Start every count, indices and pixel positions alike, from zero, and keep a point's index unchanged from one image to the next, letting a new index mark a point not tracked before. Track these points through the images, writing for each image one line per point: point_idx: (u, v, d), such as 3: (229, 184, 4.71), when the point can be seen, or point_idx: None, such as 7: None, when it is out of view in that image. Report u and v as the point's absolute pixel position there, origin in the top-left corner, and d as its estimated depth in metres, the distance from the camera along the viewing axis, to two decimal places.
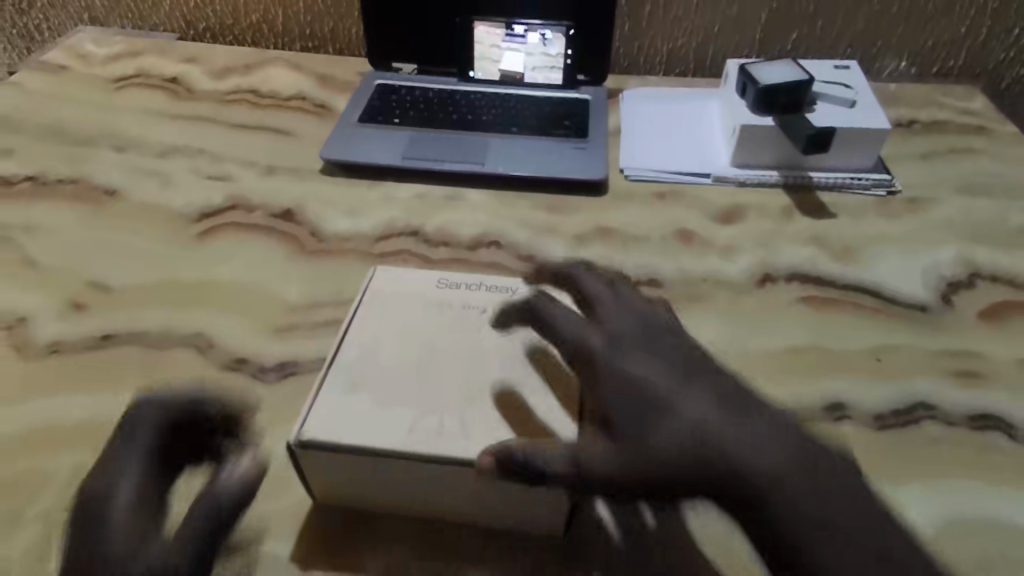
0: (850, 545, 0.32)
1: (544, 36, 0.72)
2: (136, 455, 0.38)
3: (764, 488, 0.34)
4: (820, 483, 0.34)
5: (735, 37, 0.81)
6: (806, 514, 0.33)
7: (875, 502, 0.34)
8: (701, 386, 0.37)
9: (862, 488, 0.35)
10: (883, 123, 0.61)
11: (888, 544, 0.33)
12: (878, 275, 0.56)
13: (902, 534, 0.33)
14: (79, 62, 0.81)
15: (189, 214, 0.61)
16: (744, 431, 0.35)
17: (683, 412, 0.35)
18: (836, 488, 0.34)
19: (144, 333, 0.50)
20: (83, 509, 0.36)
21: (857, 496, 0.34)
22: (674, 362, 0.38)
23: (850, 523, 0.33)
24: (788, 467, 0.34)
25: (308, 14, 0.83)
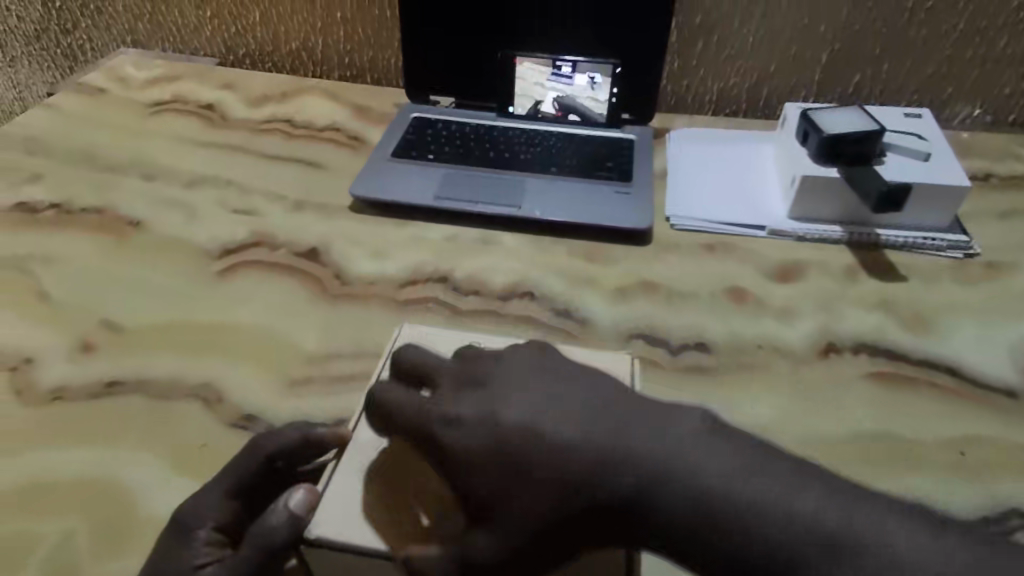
0: (768, 535, 0.31)
1: (592, 79, 0.69)
2: (196, 543, 0.37)
3: (653, 503, 0.32)
4: (716, 474, 0.32)
5: (792, 77, 0.76)
6: (713, 519, 0.31)
7: (780, 467, 0.32)
8: (558, 424, 0.33)
9: (755, 457, 0.33)
10: (963, 180, 0.56)
11: (804, 506, 0.31)
12: (956, 351, 0.50)
13: (817, 485, 0.32)
14: (117, 85, 0.80)
15: (212, 250, 0.58)
16: (616, 462, 0.32)
17: (543, 462, 0.33)
18: (744, 473, 0.32)
19: (152, 380, 0.47)
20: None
21: (758, 469, 0.32)
22: (524, 403, 0.34)
23: (769, 505, 0.31)
24: (672, 469, 0.32)
25: (347, 44, 0.81)
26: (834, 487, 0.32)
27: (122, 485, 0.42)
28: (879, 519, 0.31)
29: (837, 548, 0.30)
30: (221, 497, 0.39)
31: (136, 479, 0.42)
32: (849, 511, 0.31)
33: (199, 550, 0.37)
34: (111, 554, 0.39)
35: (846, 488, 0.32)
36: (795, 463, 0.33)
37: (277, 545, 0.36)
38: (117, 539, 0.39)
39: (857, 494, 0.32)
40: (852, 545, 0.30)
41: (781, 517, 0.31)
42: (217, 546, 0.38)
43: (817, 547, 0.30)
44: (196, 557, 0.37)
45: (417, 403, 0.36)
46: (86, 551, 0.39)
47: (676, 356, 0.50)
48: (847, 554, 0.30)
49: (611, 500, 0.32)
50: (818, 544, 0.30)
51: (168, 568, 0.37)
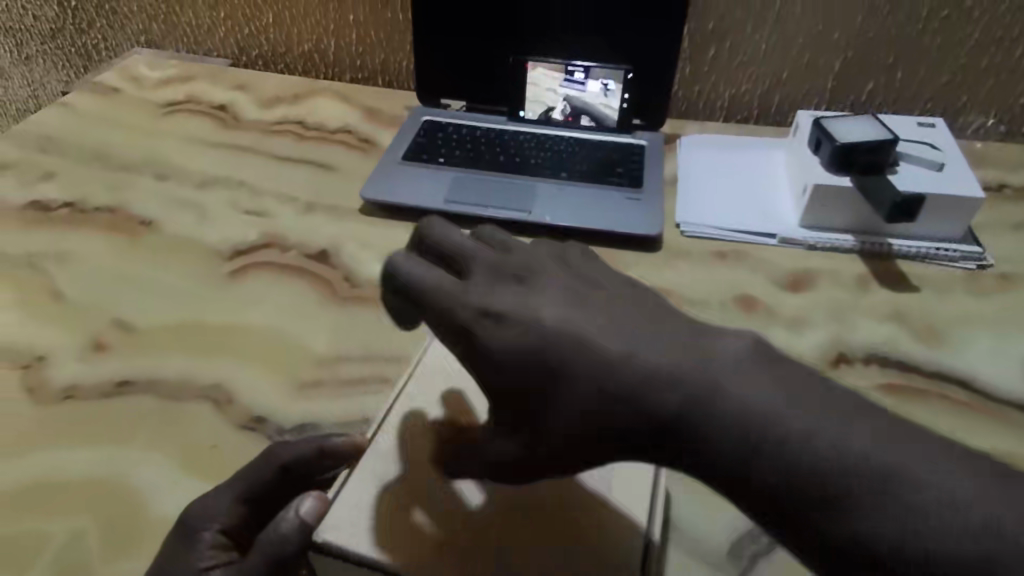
0: (822, 459, 0.30)
1: (606, 85, 0.69)
2: (201, 547, 0.38)
3: (702, 418, 0.31)
4: (762, 401, 0.31)
5: (805, 85, 0.76)
6: (761, 436, 0.30)
7: (842, 401, 0.31)
8: (602, 336, 0.33)
9: (807, 387, 0.32)
10: (976, 191, 0.55)
11: (854, 444, 0.30)
12: (969, 364, 0.50)
13: (879, 427, 0.31)
14: (130, 85, 0.80)
15: (223, 251, 0.58)
16: (652, 377, 0.32)
17: (578, 361, 0.33)
18: (793, 406, 0.31)
19: (163, 380, 0.47)
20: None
21: (808, 401, 0.31)
22: (560, 307, 0.34)
23: (815, 433, 0.30)
24: (711, 387, 0.31)
25: (359, 46, 0.82)
26: (895, 430, 0.30)
27: (131, 485, 0.42)
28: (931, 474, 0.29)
29: (883, 483, 0.29)
30: (229, 503, 0.39)
31: (145, 479, 0.42)
32: (898, 454, 0.29)
33: (204, 552, 0.38)
34: (120, 553, 0.39)
35: (906, 433, 0.31)
36: (854, 401, 0.32)
37: (286, 554, 0.37)
38: (126, 539, 0.39)
39: (921, 440, 0.30)
40: (907, 486, 0.29)
41: (823, 451, 0.30)
42: (223, 550, 0.38)
43: (862, 483, 0.29)
44: (202, 561, 0.37)
45: (452, 288, 0.36)
46: (96, 549, 0.39)
47: None
48: (899, 489, 0.29)
49: (642, 416, 0.32)
50: (869, 479, 0.29)
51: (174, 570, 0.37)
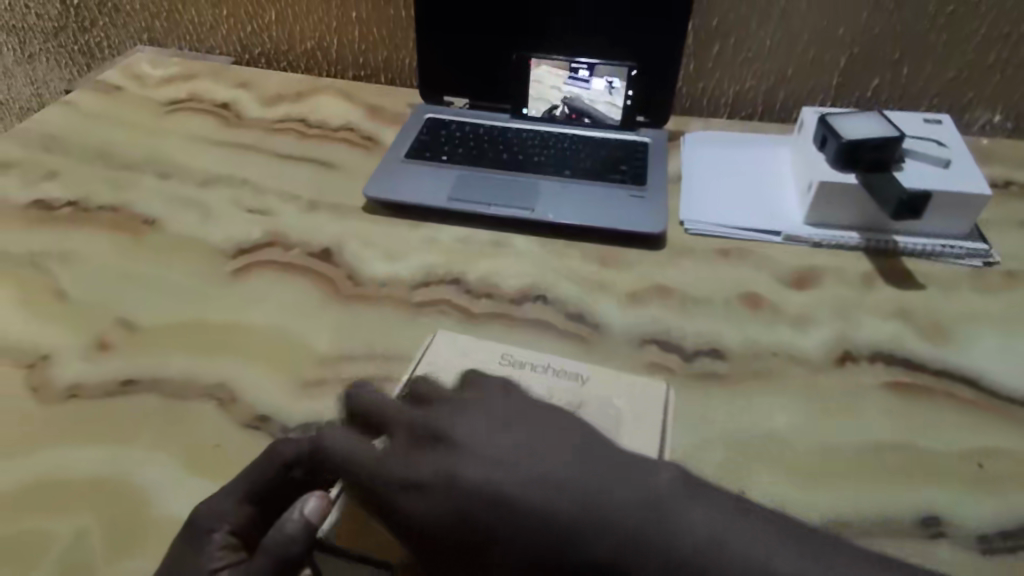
0: None
1: (610, 83, 0.69)
2: (210, 547, 0.37)
3: (623, 557, 0.33)
4: (687, 534, 0.33)
5: (809, 81, 0.75)
6: (681, 568, 0.32)
7: (753, 521, 0.34)
8: (522, 490, 0.34)
9: (724, 514, 0.34)
10: (983, 188, 0.55)
11: (784, 569, 0.32)
12: (976, 363, 0.49)
13: (792, 542, 0.34)
14: (133, 83, 0.80)
15: (226, 249, 0.58)
16: (581, 528, 0.33)
17: (507, 527, 0.34)
18: (711, 530, 0.33)
19: (166, 379, 0.47)
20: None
21: (729, 532, 0.33)
22: (483, 455, 0.36)
23: (744, 570, 0.32)
24: (641, 529, 0.33)
25: (362, 43, 0.81)
26: (805, 541, 0.34)
27: (135, 484, 0.42)
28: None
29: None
30: (234, 502, 0.39)
31: (149, 479, 0.42)
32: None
33: (212, 555, 0.37)
34: (124, 553, 0.39)
35: (819, 542, 0.34)
36: (768, 518, 0.35)
37: (291, 550, 0.36)
38: (130, 538, 0.39)
39: (829, 549, 0.34)
40: None
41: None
42: (232, 551, 0.38)
43: None
44: (212, 561, 0.37)
45: (372, 456, 0.37)
46: (100, 549, 0.39)
47: (690, 363, 0.50)
48: None
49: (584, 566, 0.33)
50: None
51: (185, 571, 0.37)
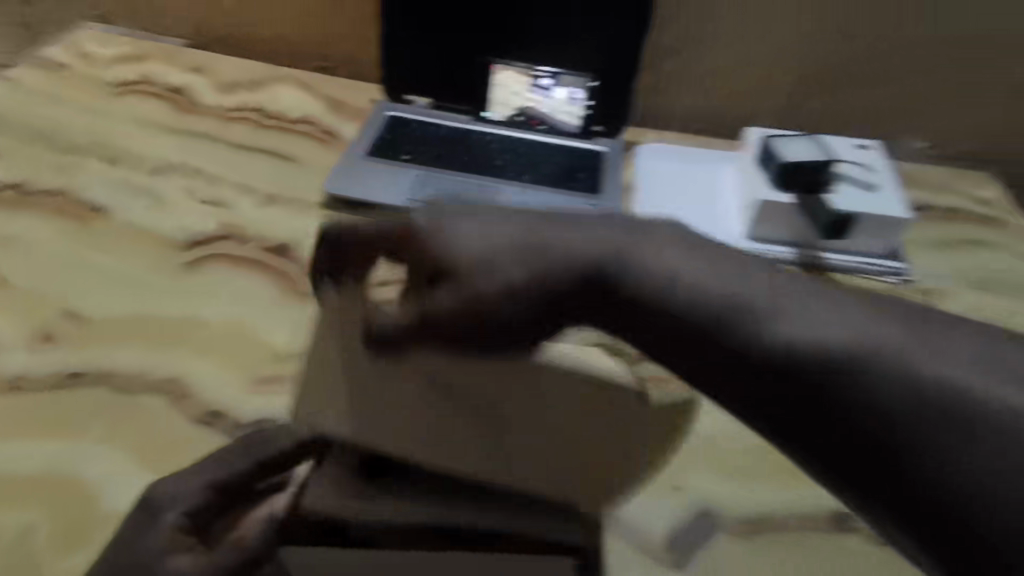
0: (692, 295, 0.38)
1: (572, 94, 0.72)
2: (159, 527, 0.38)
3: (574, 277, 0.40)
4: (628, 253, 0.39)
5: (755, 102, 0.79)
6: (626, 283, 0.39)
7: (703, 251, 0.40)
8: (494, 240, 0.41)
9: (673, 244, 0.40)
10: (904, 212, 0.60)
11: (718, 284, 0.38)
12: None
13: (743, 266, 0.39)
14: (78, 61, 0.77)
15: (178, 241, 0.57)
16: (550, 253, 0.40)
17: (479, 265, 0.40)
18: (657, 258, 0.39)
19: (116, 373, 0.47)
20: (107, 552, 0.38)
21: (683, 261, 0.39)
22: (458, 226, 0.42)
23: (682, 278, 0.38)
24: (591, 253, 0.40)
25: (322, 34, 0.81)
26: (757, 269, 0.39)
27: (84, 478, 0.42)
28: (816, 301, 0.37)
29: (783, 298, 0.37)
30: (195, 483, 0.40)
31: (98, 474, 0.42)
32: (785, 285, 0.38)
33: (158, 535, 0.38)
34: (70, 549, 0.39)
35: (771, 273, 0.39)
36: (718, 250, 0.40)
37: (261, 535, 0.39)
38: (76, 534, 0.39)
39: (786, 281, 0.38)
40: (763, 308, 0.36)
41: (694, 291, 0.38)
42: (183, 534, 0.38)
43: (730, 311, 0.37)
44: (165, 539, 0.38)
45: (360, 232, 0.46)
46: (44, 545, 0.39)
47: None
48: (759, 316, 0.36)
49: (580, 278, 0.40)
50: (728, 307, 0.37)
51: (138, 542, 0.38)
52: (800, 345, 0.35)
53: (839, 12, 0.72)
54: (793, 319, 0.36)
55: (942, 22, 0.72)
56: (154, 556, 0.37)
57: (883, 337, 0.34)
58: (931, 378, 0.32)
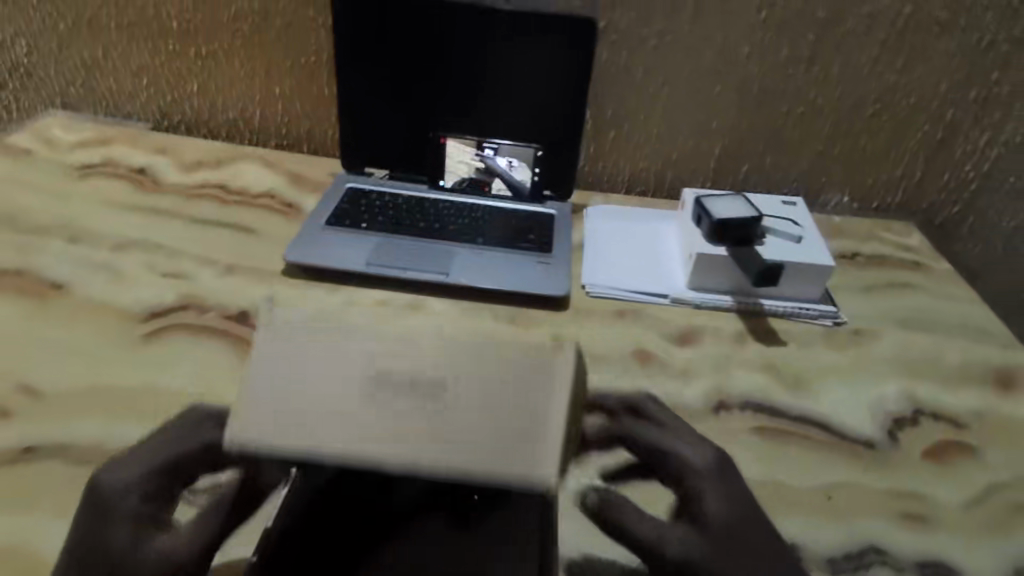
0: (694, 556, 0.39)
1: (511, 163, 0.76)
2: (118, 522, 0.38)
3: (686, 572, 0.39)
4: (731, 516, 0.41)
5: (692, 165, 0.86)
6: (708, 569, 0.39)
7: (733, 499, 0.41)
8: (684, 464, 0.42)
9: (756, 505, 0.42)
10: (827, 260, 0.65)
11: (705, 517, 0.40)
12: (825, 409, 0.57)
13: (743, 516, 0.41)
14: (44, 147, 0.80)
15: (139, 313, 0.59)
16: (711, 502, 0.41)
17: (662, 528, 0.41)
18: (746, 512, 0.41)
19: (72, 445, 0.47)
20: (71, 561, 0.37)
21: (755, 515, 0.41)
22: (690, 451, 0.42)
23: (707, 556, 0.39)
24: (706, 511, 0.41)
25: (284, 115, 0.85)
26: (752, 523, 0.41)
27: (36, 551, 0.41)
28: None
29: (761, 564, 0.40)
30: (131, 469, 0.39)
31: (50, 546, 0.42)
32: (768, 539, 0.41)
33: (121, 529, 0.37)
34: None
35: (756, 529, 0.41)
36: (754, 507, 0.42)
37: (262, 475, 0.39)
38: None
39: (763, 533, 0.41)
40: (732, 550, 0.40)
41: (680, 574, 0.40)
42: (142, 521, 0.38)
43: (702, 560, 0.39)
44: (132, 530, 0.38)
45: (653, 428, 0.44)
46: None
47: None
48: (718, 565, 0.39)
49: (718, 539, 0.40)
50: (702, 551, 0.39)
51: (100, 543, 0.37)
52: None
53: (756, 84, 0.79)
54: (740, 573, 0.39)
55: (851, 90, 0.79)
56: (127, 548, 0.37)
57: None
58: None
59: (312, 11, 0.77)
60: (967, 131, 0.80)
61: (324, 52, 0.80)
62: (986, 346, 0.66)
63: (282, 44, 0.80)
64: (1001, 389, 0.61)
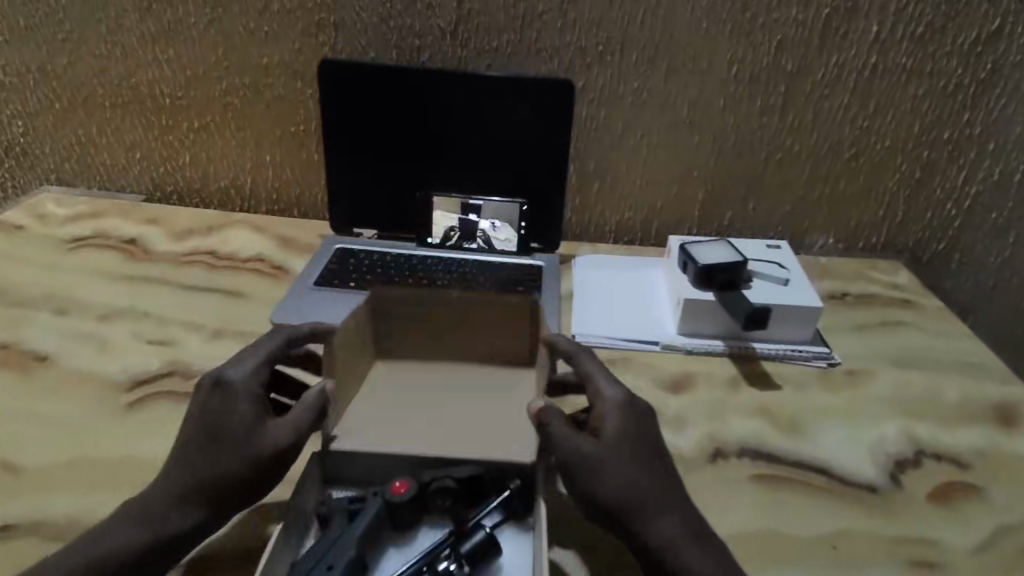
0: (588, 448, 0.45)
1: (493, 224, 0.78)
2: (239, 402, 0.45)
3: (574, 456, 0.45)
4: (625, 428, 0.46)
5: (677, 213, 0.87)
6: (592, 458, 0.44)
7: (637, 420, 0.47)
8: (600, 391, 0.49)
9: (652, 426, 0.48)
10: (816, 301, 0.65)
11: (608, 428, 0.46)
12: (824, 452, 0.55)
13: (639, 434, 0.46)
14: (36, 222, 0.81)
15: (123, 382, 0.58)
16: (608, 416, 0.47)
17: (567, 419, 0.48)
18: (639, 428, 0.47)
19: (47, 523, 0.46)
20: (199, 431, 0.44)
21: (649, 435, 0.47)
22: (609, 383, 0.49)
23: (599, 450, 0.45)
24: (604, 420, 0.47)
25: (275, 181, 0.87)
26: (649, 439, 0.47)
27: None
28: (674, 524, 0.43)
29: (644, 465, 0.45)
30: (256, 365, 0.47)
31: None
32: (655, 453, 0.46)
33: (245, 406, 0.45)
34: None
35: (651, 448, 0.46)
36: (651, 427, 0.48)
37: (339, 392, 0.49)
38: None
39: (656, 453, 0.46)
40: (622, 450, 0.45)
41: (569, 461, 0.45)
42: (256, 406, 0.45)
43: (591, 453, 0.45)
44: (254, 410, 0.45)
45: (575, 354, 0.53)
46: None
47: None
48: (600, 459, 0.44)
49: (607, 440, 0.45)
50: (592, 447, 0.45)
51: (226, 415, 0.44)
52: (606, 488, 0.43)
53: (733, 134, 0.81)
54: (618, 469, 0.44)
55: (827, 136, 0.81)
56: (250, 424, 0.44)
57: (659, 530, 0.42)
58: (656, 546, 0.42)
59: (300, 83, 0.80)
60: (944, 170, 0.82)
61: (312, 121, 0.82)
62: (983, 382, 0.65)
63: (272, 115, 0.82)
64: (1002, 425, 0.60)
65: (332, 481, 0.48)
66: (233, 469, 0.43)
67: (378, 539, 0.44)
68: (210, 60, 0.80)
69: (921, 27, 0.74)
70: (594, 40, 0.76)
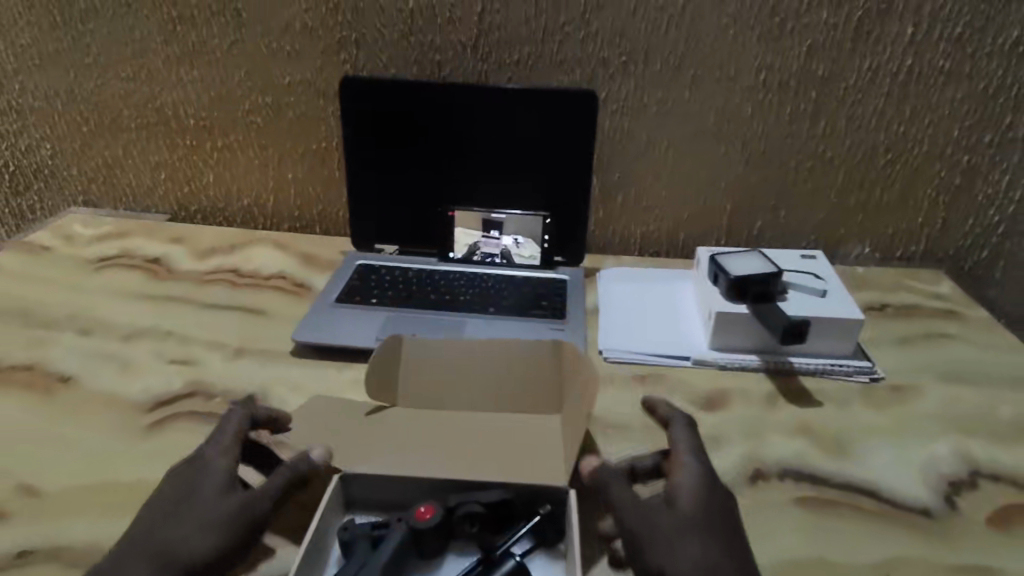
0: (660, 523, 0.43)
1: (517, 240, 0.76)
2: (205, 471, 0.46)
3: (643, 531, 0.43)
4: (700, 506, 0.44)
5: (704, 224, 0.85)
6: (664, 536, 0.43)
7: (714, 498, 0.46)
8: (681, 465, 0.47)
9: (728, 505, 0.46)
10: (856, 313, 0.62)
11: (683, 504, 0.44)
12: (871, 473, 0.52)
13: (716, 512, 0.45)
14: (62, 243, 0.82)
15: (144, 403, 0.57)
16: (684, 493, 0.45)
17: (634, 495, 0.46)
18: (714, 505, 0.45)
19: (65, 548, 0.45)
20: (167, 502, 0.45)
21: (725, 513, 0.45)
22: (693, 457, 0.48)
23: (672, 528, 0.43)
24: (679, 495, 0.45)
25: (297, 199, 0.87)
26: (725, 518, 0.45)
27: None
28: None
29: (717, 542, 0.43)
30: (230, 441, 0.48)
31: None
32: (731, 534, 0.44)
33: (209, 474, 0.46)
34: None
35: (725, 526, 0.44)
36: (728, 508, 0.46)
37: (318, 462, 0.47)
38: None
39: (732, 534, 0.44)
40: (697, 526, 0.43)
41: (640, 536, 0.43)
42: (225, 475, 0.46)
43: (661, 529, 0.43)
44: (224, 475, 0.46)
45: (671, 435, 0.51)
46: None
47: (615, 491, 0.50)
48: (672, 535, 0.43)
49: (681, 517, 0.44)
50: (664, 523, 0.43)
51: (194, 484, 0.45)
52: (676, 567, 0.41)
53: (762, 143, 0.79)
54: (689, 547, 0.42)
55: (861, 142, 0.78)
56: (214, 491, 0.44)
57: None
58: None
59: (322, 101, 0.80)
60: (986, 175, 0.79)
61: (334, 138, 0.82)
62: None
63: (293, 133, 0.82)
64: None
65: (354, 505, 0.46)
66: (197, 535, 0.42)
67: (404, 569, 0.42)
68: (233, 81, 0.80)
69: (959, 28, 0.72)
70: (617, 50, 0.75)
